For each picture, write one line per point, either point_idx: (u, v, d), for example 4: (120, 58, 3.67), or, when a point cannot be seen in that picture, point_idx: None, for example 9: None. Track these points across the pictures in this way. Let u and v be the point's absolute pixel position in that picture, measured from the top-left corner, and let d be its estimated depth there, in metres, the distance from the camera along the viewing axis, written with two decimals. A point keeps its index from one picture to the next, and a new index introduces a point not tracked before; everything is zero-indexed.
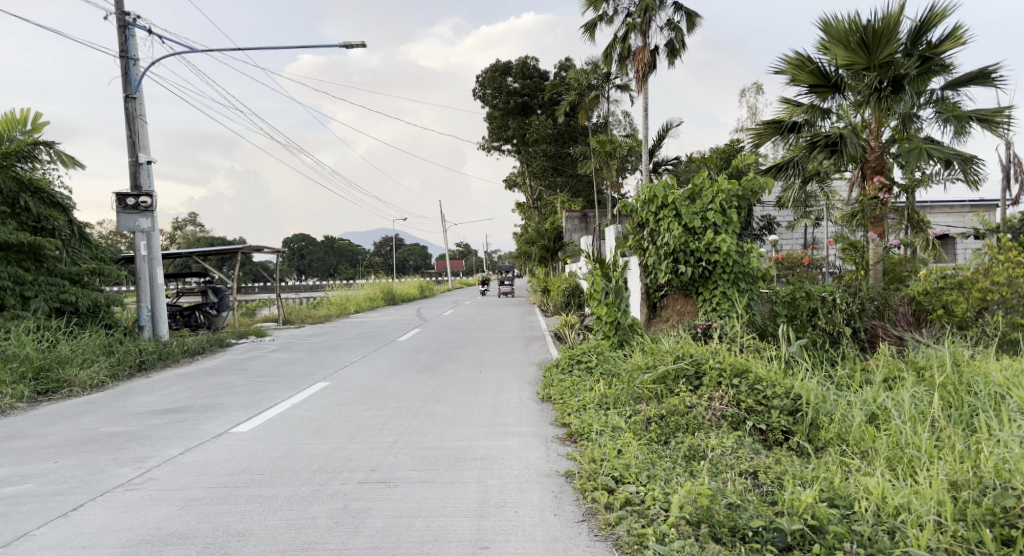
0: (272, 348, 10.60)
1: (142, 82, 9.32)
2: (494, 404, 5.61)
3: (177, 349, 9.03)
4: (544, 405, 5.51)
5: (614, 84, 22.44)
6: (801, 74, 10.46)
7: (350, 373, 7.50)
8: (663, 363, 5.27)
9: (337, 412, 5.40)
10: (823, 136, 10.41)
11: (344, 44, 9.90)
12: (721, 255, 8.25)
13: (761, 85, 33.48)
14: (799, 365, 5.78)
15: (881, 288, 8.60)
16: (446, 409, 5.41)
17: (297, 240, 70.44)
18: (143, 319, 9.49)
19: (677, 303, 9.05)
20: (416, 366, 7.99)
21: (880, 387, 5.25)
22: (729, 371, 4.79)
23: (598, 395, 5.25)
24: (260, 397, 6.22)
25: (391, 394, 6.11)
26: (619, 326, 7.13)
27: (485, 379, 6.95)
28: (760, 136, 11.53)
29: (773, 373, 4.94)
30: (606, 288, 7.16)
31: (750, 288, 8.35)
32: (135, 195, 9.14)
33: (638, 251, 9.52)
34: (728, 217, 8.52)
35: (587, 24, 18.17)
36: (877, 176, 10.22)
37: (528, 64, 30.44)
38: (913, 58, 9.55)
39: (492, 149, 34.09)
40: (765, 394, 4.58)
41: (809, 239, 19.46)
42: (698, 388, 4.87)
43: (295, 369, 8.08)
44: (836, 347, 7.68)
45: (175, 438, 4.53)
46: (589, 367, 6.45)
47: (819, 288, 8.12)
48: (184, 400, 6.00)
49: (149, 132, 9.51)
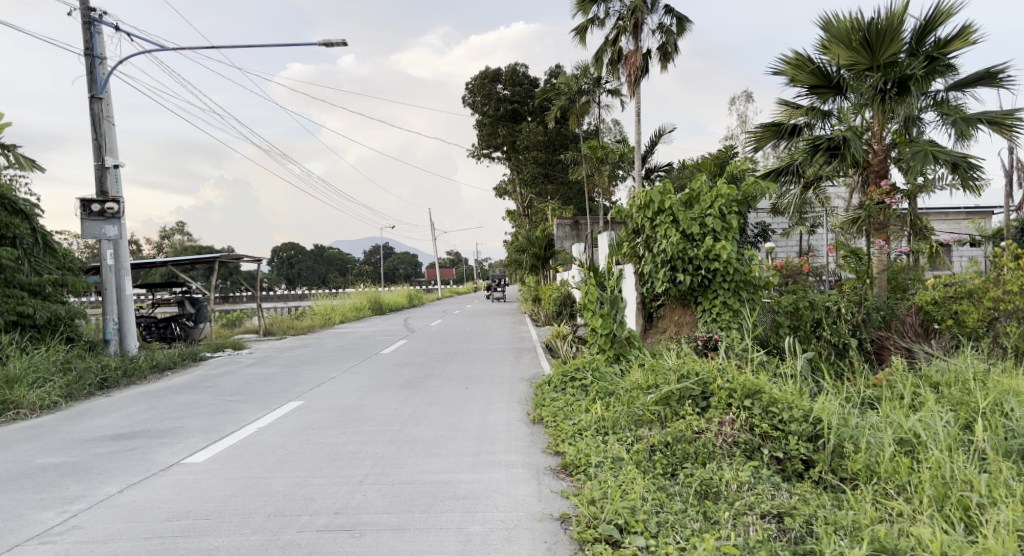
0: (248, 362, 10.02)
1: (108, 81, 8.79)
2: (480, 427, 5.11)
3: (144, 364, 8.43)
4: (535, 429, 5.02)
5: (605, 89, 22.09)
6: (800, 75, 10.11)
7: (328, 391, 6.96)
8: (666, 382, 4.81)
9: (306, 437, 4.88)
10: (825, 139, 10.07)
11: (324, 42, 9.44)
12: (721, 262, 7.78)
13: (750, 93, 33.42)
14: (810, 383, 5.34)
15: (886, 297, 8.21)
16: (427, 434, 4.91)
17: (286, 248, 70.08)
18: (110, 332, 8.88)
19: (675, 314, 8.59)
20: (398, 382, 7.48)
21: (902, 409, 4.82)
22: (740, 392, 4.35)
23: (595, 416, 4.77)
24: (225, 418, 5.68)
25: (369, 416, 5.60)
26: (614, 339, 6.61)
27: (471, 397, 6.44)
28: (758, 140, 11.14)
29: (789, 393, 4.51)
30: (601, 297, 6.71)
31: (751, 298, 7.91)
32: (101, 201, 8.56)
33: (634, 259, 9.06)
34: (728, 222, 8.09)
35: (577, 28, 17.79)
36: (881, 180, 9.84)
37: (518, 71, 30.16)
38: (918, 59, 9.23)
39: (482, 157, 33.70)
40: (781, 418, 4.16)
41: (804, 247, 19.14)
42: (705, 410, 4.43)
43: (269, 386, 7.51)
44: (843, 360, 7.26)
45: (118, 471, 4.00)
46: (583, 385, 5.96)
47: (823, 298, 7.73)
48: (141, 423, 5.44)
49: (116, 135, 8.98)
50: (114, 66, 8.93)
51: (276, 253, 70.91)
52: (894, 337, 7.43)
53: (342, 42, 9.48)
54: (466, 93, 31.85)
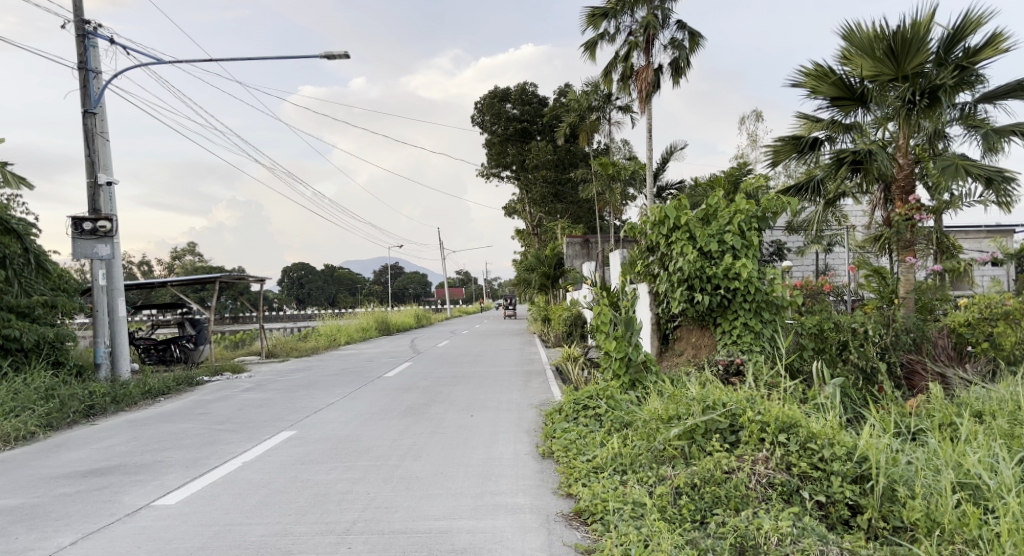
0: (246, 386, 9.62)
1: (102, 96, 8.57)
2: (485, 462, 4.68)
3: (136, 390, 8.06)
4: (545, 465, 4.58)
5: (616, 106, 21.82)
6: (822, 86, 9.74)
7: (324, 419, 6.52)
8: (690, 414, 4.38)
9: (293, 473, 4.45)
10: (850, 152, 9.65)
11: (325, 54, 9.19)
12: (741, 281, 7.32)
13: (760, 112, 33.22)
14: (843, 414, 4.89)
15: (915, 318, 7.78)
16: (426, 470, 4.48)
17: (297, 269, 70.07)
18: (101, 356, 8.53)
19: (692, 335, 8.14)
20: (399, 409, 7.04)
21: (949, 443, 4.38)
22: (773, 425, 3.93)
23: (611, 450, 4.31)
24: (211, 451, 5.27)
25: (364, 449, 5.16)
26: (630, 363, 6.13)
27: (477, 427, 6.00)
28: (777, 154, 10.72)
29: (828, 426, 4.06)
30: (614, 319, 6.25)
31: (774, 320, 7.43)
32: (93, 219, 8.31)
33: (648, 278, 8.62)
34: (748, 239, 7.66)
35: (587, 43, 17.56)
36: (908, 196, 9.39)
37: (527, 90, 30.03)
38: (948, 68, 8.86)
39: (491, 176, 33.48)
40: (821, 456, 3.70)
41: (821, 266, 18.62)
42: (735, 446, 3.99)
43: (263, 413, 7.09)
44: (873, 386, 6.79)
45: (78, 517, 3.58)
46: (596, 413, 5.49)
47: (849, 319, 7.28)
48: (119, 456, 5.03)
49: (110, 150, 8.74)
50: (108, 80, 8.72)
51: (286, 273, 70.96)
52: (925, 360, 7.02)
53: (343, 54, 9.22)
54: (476, 112, 31.73)
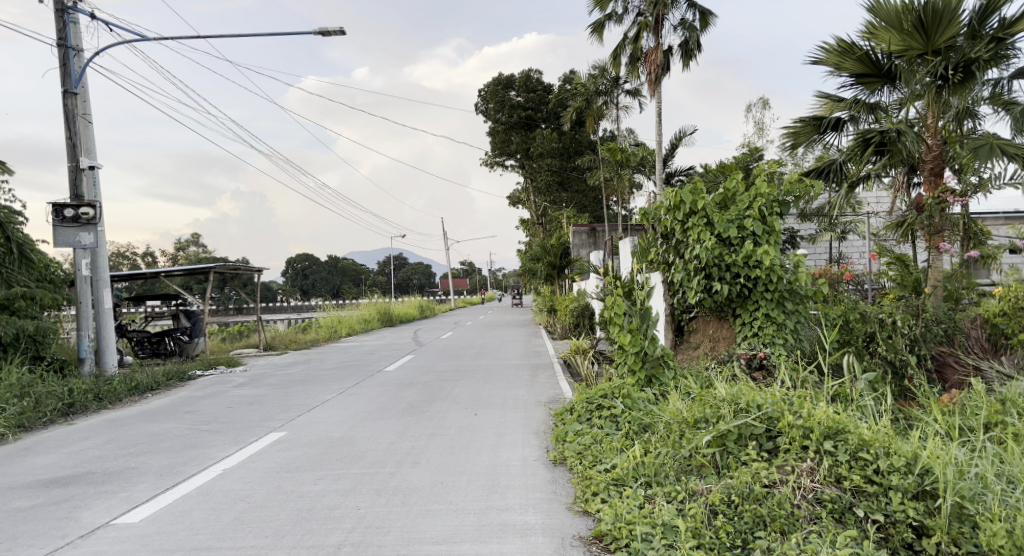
0: (239, 382, 9.19)
1: (83, 74, 8.09)
2: (490, 469, 4.22)
3: (120, 387, 7.64)
4: (556, 473, 4.13)
5: (624, 89, 21.11)
6: (846, 62, 9.20)
7: (316, 419, 6.06)
8: (720, 417, 3.93)
9: (276, 483, 3.99)
10: (877, 132, 9.16)
11: (319, 30, 8.67)
12: (763, 269, 6.81)
13: (768, 100, 32.59)
14: (885, 416, 4.41)
15: (945, 308, 7.34)
16: (425, 479, 4.02)
17: (302, 261, 69.98)
18: (85, 350, 8.12)
19: (709, 328, 7.65)
20: (398, 407, 6.58)
21: (1006, 449, 3.89)
22: (818, 432, 3.46)
23: (632, 458, 3.83)
24: (191, 455, 4.83)
25: (359, 453, 4.71)
26: (646, 358, 5.64)
27: (481, 427, 5.54)
28: (797, 136, 10.18)
29: (881, 432, 3.57)
30: (628, 310, 5.74)
31: (797, 310, 6.95)
32: (75, 206, 7.86)
33: (662, 267, 8.10)
34: (769, 225, 7.15)
35: (594, 24, 16.94)
36: (938, 178, 8.84)
37: (531, 77, 29.42)
38: (983, 41, 8.24)
39: (495, 165, 32.90)
40: (876, 468, 3.21)
41: (835, 254, 18.09)
42: (773, 455, 3.54)
43: (252, 412, 6.64)
44: (902, 380, 6.31)
45: (24, 540, 3.13)
46: (612, 414, 4.99)
47: (876, 309, 6.81)
48: (88, 462, 4.58)
49: (92, 132, 8.26)
50: (90, 58, 8.24)
51: (291, 265, 70.70)
52: (959, 353, 6.50)
53: (339, 30, 8.68)
54: (479, 100, 31.12)
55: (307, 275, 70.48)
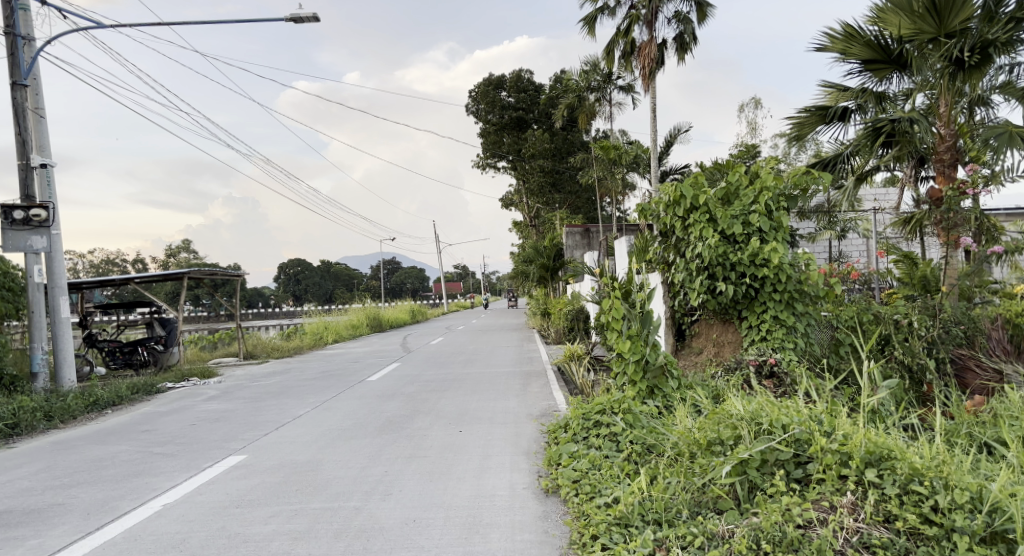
0: (211, 394, 8.57)
1: (33, 65, 7.48)
2: (473, 501, 3.64)
3: (76, 403, 7.03)
4: (549, 507, 3.55)
5: (616, 85, 20.56)
6: (853, 48, 8.72)
7: (283, 439, 5.46)
8: (738, 440, 3.37)
9: (221, 523, 3.40)
10: (887, 121, 8.54)
11: (291, 17, 8.10)
12: (771, 268, 6.23)
13: (760, 99, 32.28)
14: (913, 429, 3.87)
15: (960, 307, 6.60)
16: (395, 516, 3.44)
17: (292, 265, 69.27)
18: (38, 364, 7.45)
19: (713, 331, 7.09)
20: (376, 424, 5.99)
21: None
22: (858, 458, 2.92)
23: (637, 491, 3.27)
24: (132, 485, 4.23)
25: (323, 483, 4.11)
26: (647, 368, 5.06)
27: (466, 447, 4.95)
28: (801, 127, 9.66)
29: (930, 457, 3.02)
30: (628, 314, 5.18)
31: (807, 312, 6.37)
32: (25, 207, 7.24)
33: (662, 267, 7.56)
34: (776, 220, 6.54)
35: (585, 18, 16.40)
36: (952, 170, 8.30)
37: (523, 77, 28.86)
38: (1001, 22, 7.68)
39: (487, 167, 32.38)
40: (933, 505, 2.66)
41: (835, 253, 17.62)
42: (806, 488, 2.99)
43: (215, 430, 6.04)
44: (920, 387, 5.73)
45: None
46: (611, 433, 4.37)
47: (891, 310, 6.31)
48: (10, 497, 3.98)
49: (45, 127, 7.64)
50: (42, 48, 7.64)
51: (283, 270, 70.03)
52: (980, 356, 5.85)
53: (313, 18, 8.11)
54: (469, 101, 30.58)
55: (299, 281, 69.73)
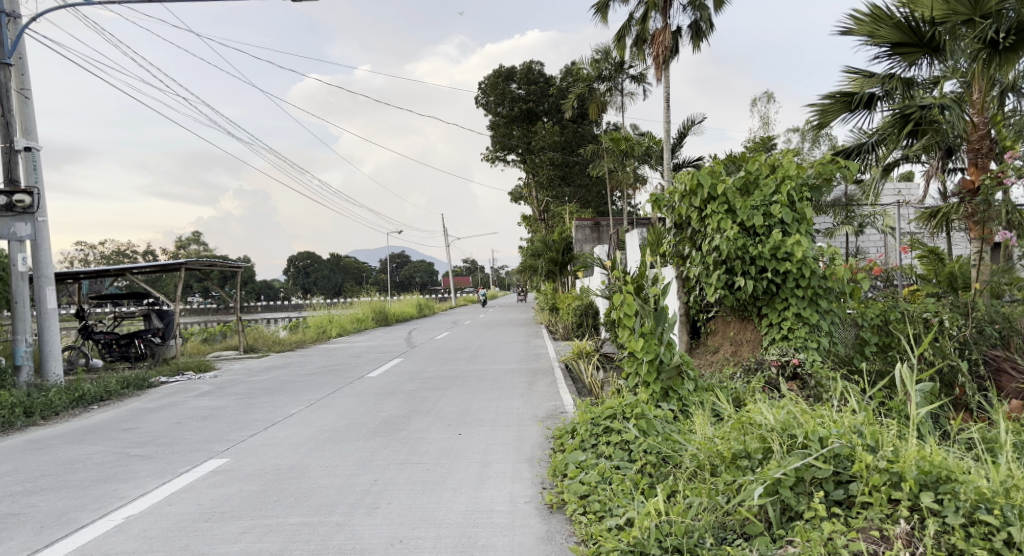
0: (204, 390, 8.24)
1: (17, 43, 7.12)
2: (467, 518, 3.26)
3: (60, 398, 6.70)
4: (551, 527, 3.16)
5: (628, 74, 20.01)
6: (881, 30, 8.17)
7: (271, 441, 5.09)
8: (769, 454, 2.96)
9: (185, 541, 3.04)
10: (918, 108, 7.98)
11: None
12: (793, 262, 5.78)
13: (774, 93, 31.67)
14: (957, 441, 3.44)
15: (993, 304, 6.10)
16: (380, 536, 3.06)
17: (303, 257, 68.55)
18: (22, 357, 7.17)
19: (730, 329, 6.68)
20: (371, 425, 5.62)
21: None
22: (912, 480, 2.50)
23: (652, 511, 2.87)
24: (99, 491, 3.87)
25: (306, 493, 3.74)
26: (661, 369, 4.65)
27: (464, 453, 4.57)
28: (825, 114, 9.17)
29: (991, 478, 2.60)
30: (641, 310, 4.71)
31: (831, 310, 5.91)
32: (8, 193, 6.88)
33: (677, 260, 7.13)
34: (800, 212, 6.09)
35: (598, 4, 15.89)
36: (984, 159, 7.76)
37: (533, 69, 28.30)
38: None
39: (496, 160, 31.92)
40: (1005, 539, 2.25)
41: (852, 248, 17.08)
42: (848, 514, 2.58)
43: (201, 429, 5.70)
44: (953, 390, 5.29)
45: None
46: (622, 441, 3.97)
47: (921, 307, 5.83)
48: None
49: (30, 110, 7.33)
50: (27, 26, 7.29)
51: (292, 262, 69.92)
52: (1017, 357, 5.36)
53: None
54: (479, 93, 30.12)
55: (308, 274, 69.56)
